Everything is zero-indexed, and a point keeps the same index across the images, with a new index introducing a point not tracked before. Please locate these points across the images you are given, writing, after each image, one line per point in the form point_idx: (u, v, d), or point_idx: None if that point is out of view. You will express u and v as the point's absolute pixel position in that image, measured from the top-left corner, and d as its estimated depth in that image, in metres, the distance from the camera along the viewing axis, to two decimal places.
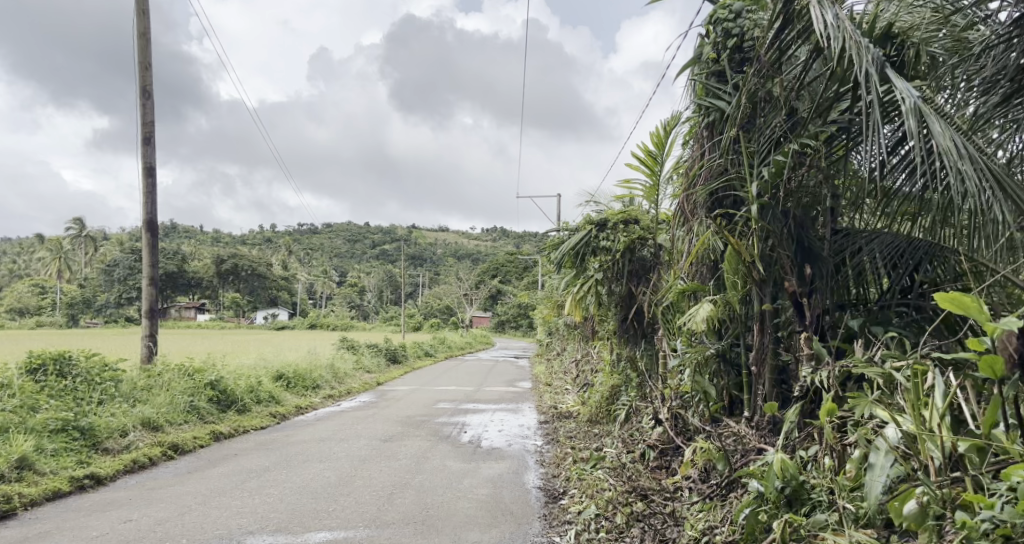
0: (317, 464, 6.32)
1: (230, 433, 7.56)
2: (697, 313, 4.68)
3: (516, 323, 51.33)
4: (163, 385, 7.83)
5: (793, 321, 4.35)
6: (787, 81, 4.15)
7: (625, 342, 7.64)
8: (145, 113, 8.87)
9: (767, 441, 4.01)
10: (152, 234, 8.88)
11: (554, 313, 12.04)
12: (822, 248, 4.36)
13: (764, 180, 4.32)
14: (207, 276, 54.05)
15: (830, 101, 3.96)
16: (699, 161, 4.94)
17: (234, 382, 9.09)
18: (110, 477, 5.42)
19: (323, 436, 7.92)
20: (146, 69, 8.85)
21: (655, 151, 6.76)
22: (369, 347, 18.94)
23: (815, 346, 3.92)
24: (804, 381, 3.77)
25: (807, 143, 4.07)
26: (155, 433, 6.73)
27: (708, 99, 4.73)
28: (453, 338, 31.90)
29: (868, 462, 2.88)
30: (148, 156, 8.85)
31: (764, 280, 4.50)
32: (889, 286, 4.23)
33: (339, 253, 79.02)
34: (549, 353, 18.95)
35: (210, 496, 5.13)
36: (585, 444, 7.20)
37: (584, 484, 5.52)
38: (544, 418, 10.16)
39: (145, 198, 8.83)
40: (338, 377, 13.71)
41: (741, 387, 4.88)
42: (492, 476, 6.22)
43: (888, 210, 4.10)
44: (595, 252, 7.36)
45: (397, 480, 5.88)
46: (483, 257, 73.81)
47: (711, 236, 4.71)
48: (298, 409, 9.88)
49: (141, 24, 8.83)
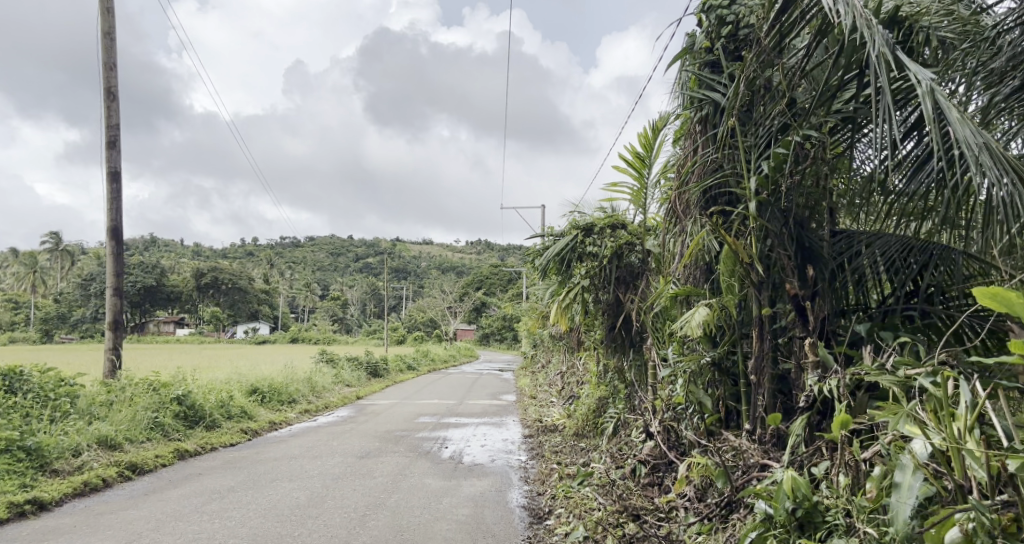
0: (287, 484, 5.93)
1: (196, 451, 7.14)
2: (692, 317, 4.38)
3: (501, 336, 50.86)
4: (125, 401, 7.40)
5: (795, 326, 4.06)
6: (790, 68, 3.89)
7: (613, 352, 7.30)
8: (110, 116, 8.47)
9: (772, 457, 3.66)
10: (116, 242, 8.46)
11: (538, 323, 11.70)
12: (823, 248, 4.08)
13: (763, 174, 4.04)
14: (186, 289, 53.22)
15: (834, 89, 3.69)
16: (691, 157, 4.67)
17: (203, 396, 8.66)
18: (57, 501, 5.01)
19: (295, 452, 7.52)
20: (110, 69, 8.46)
21: (643, 152, 6.48)
22: (350, 360, 18.48)
23: (821, 353, 3.62)
24: (810, 390, 3.46)
25: (813, 133, 3.79)
26: (111, 452, 6.30)
27: (702, 91, 4.47)
28: (437, 352, 31.43)
29: (894, 482, 2.60)
30: (112, 161, 8.44)
31: (762, 283, 4.18)
32: (890, 290, 3.98)
33: (321, 266, 78.21)
34: (532, 366, 18.61)
35: (165, 521, 4.73)
36: (572, 459, 6.85)
37: (572, 503, 5.17)
38: (528, 431, 9.80)
39: (109, 204, 8.41)
40: (315, 392, 13.25)
41: (739, 397, 4.53)
42: (473, 494, 5.87)
43: (894, 208, 3.84)
44: (581, 258, 7.04)
45: (371, 500, 5.49)
46: (466, 269, 73.46)
47: (707, 236, 4.40)
48: (271, 425, 9.45)
49: (106, 23, 8.44)
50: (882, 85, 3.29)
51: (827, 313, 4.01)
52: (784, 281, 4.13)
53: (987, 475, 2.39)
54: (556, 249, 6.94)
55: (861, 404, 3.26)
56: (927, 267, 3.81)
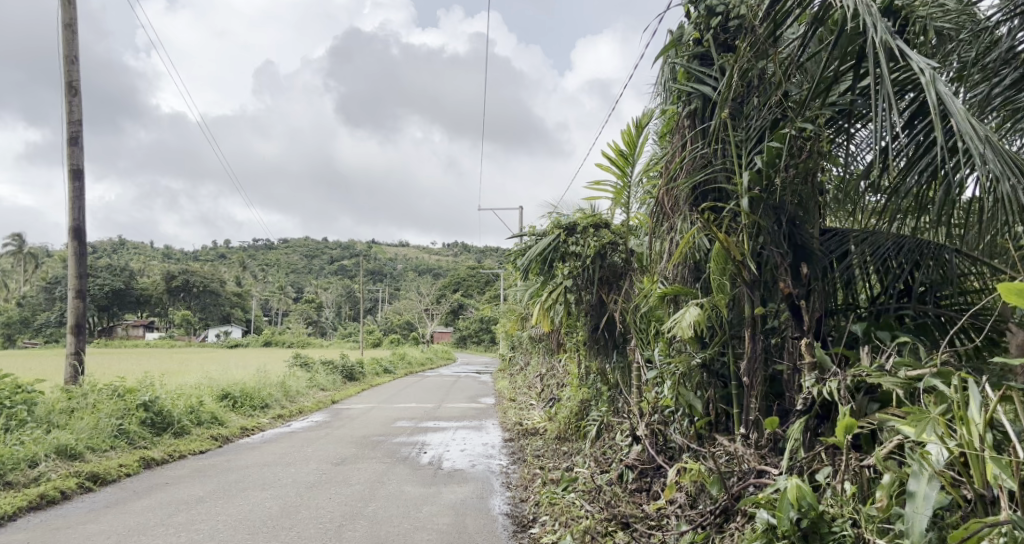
0: (259, 493, 5.69)
1: (163, 459, 6.85)
2: (682, 318, 4.21)
3: (477, 338, 50.60)
4: (87, 408, 7.09)
5: (788, 326, 3.93)
6: (784, 59, 3.76)
7: (596, 354, 7.15)
8: (72, 111, 8.14)
9: (769, 462, 3.52)
10: (79, 242, 8.12)
11: (517, 324, 11.52)
12: (815, 245, 3.96)
13: (756, 169, 3.91)
14: (156, 292, 52.20)
15: (830, 81, 3.56)
16: (679, 153, 4.53)
17: (172, 402, 8.35)
18: (10, 516, 4.72)
19: (268, 460, 7.25)
20: (72, 63, 8.13)
21: (626, 150, 6.32)
22: (324, 364, 18.13)
23: (818, 353, 3.48)
24: (808, 392, 3.31)
25: (808, 126, 3.65)
26: (71, 463, 5.99)
27: (691, 84, 4.34)
28: (413, 354, 31.12)
29: (908, 491, 2.47)
30: (74, 158, 8.10)
31: (755, 282, 4.05)
32: (882, 290, 3.88)
33: (295, 268, 77.28)
34: (511, 368, 18.44)
35: (127, 535, 4.46)
36: (555, 464, 6.68)
37: (557, 510, 5.00)
38: (509, 435, 9.61)
39: (71, 203, 8.08)
40: (288, 397, 12.92)
41: (730, 400, 4.38)
42: (454, 501, 5.67)
43: (888, 206, 3.72)
44: (563, 258, 6.88)
45: (348, 510, 5.27)
46: (442, 272, 73.10)
47: (697, 233, 4.26)
48: (243, 431, 9.15)
49: (67, 15, 8.10)
50: (882, 75, 3.16)
51: (821, 312, 3.89)
52: (776, 280, 4.00)
53: (1017, 485, 2.24)
54: (538, 249, 6.77)
55: (860, 407, 3.13)
56: (921, 266, 3.72)
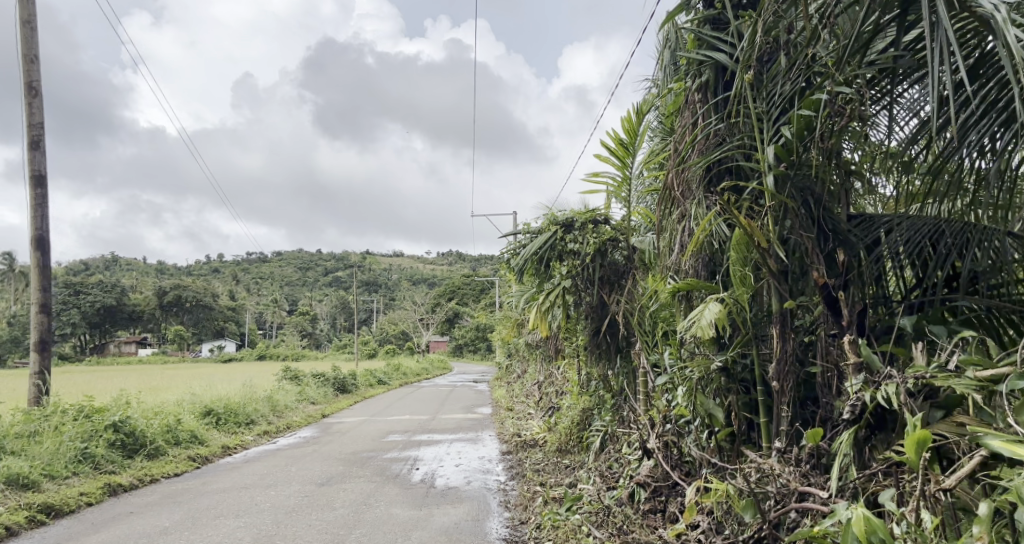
0: (232, 521, 5.16)
1: (132, 484, 6.33)
2: (701, 315, 3.68)
3: (474, 347, 50.04)
4: (47, 432, 6.58)
5: (825, 320, 3.43)
6: (816, 9, 3.20)
7: (598, 360, 6.62)
8: (31, 113, 7.63)
9: (814, 481, 3.01)
10: (41, 253, 7.59)
11: (514, 332, 10.99)
12: (849, 230, 3.45)
13: (783, 143, 3.42)
14: (148, 308, 51.46)
15: (870, 35, 3.04)
16: (689, 131, 4.07)
17: (145, 421, 7.80)
18: None
19: (247, 481, 6.72)
20: (32, 62, 7.61)
21: (626, 140, 5.70)
22: (314, 377, 17.57)
23: (866, 352, 2.95)
24: (859, 399, 2.80)
25: (844, 88, 3.11)
26: (24, 493, 5.50)
27: (704, 50, 3.86)
28: (407, 364, 30.46)
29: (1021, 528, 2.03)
30: (35, 163, 7.58)
31: (782, 272, 3.56)
32: (921, 280, 3.35)
33: (289, 280, 76.64)
34: (508, 377, 17.91)
35: None
36: (556, 479, 6.16)
37: (562, 534, 4.52)
38: (506, 447, 9.07)
39: (33, 211, 7.54)
40: (276, 411, 12.38)
41: (753, 407, 3.88)
42: (447, 525, 5.15)
43: (933, 183, 3.21)
44: (561, 256, 6.38)
45: (328, 538, 4.74)
46: (436, 281, 72.63)
47: (715, 218, 3.77)
48: (225, 449, 8.61)
49: (25, 11, 7.56)
50: (941, 20, 2.61)
51: (860, 305, 3.38)
52: (808, 269, 3.52)
53: None
54: (533, 248, 6.27)
55: (923, 415, 2.62)
56: (968, 249, 3.20)
